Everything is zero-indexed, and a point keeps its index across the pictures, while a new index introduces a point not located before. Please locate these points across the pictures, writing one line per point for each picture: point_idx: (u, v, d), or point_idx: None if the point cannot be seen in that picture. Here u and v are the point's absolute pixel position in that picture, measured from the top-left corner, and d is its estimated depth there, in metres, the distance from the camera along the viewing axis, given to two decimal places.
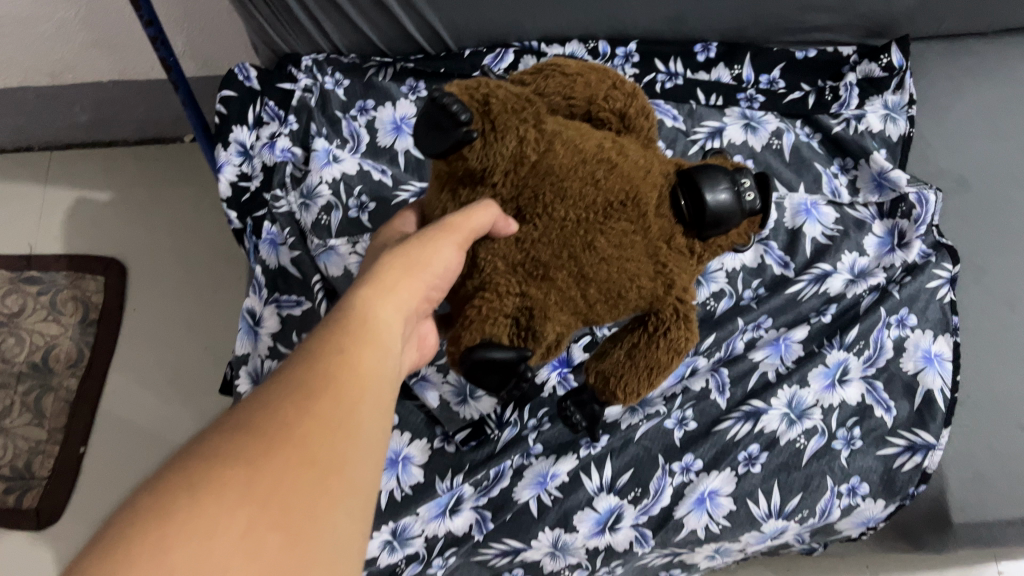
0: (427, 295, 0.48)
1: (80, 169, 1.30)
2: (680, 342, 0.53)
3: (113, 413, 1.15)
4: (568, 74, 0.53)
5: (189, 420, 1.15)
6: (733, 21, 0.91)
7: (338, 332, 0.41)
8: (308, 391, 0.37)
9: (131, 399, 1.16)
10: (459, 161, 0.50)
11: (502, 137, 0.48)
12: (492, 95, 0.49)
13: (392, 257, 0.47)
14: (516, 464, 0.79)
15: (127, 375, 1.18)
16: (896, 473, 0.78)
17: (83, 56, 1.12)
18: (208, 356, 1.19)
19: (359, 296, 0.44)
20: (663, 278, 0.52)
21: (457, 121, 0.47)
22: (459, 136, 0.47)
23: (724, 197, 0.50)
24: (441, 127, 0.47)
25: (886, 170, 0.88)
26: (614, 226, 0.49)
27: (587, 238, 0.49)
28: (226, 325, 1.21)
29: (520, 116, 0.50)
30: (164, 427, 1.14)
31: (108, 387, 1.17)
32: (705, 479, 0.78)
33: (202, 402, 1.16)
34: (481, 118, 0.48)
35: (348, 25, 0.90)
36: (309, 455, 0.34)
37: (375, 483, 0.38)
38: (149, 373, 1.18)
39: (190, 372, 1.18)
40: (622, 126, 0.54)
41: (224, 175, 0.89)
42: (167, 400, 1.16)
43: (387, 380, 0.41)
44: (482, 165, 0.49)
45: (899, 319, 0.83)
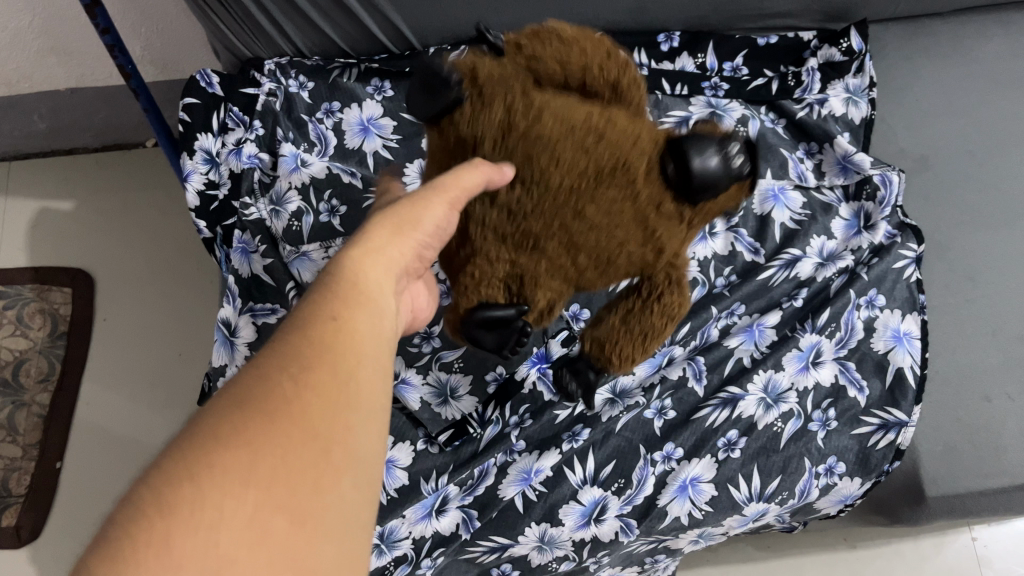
0: (418, 255, 0.48)
1: (41, 179, 1.28)
2: (674, 308, 0.54)
3: (91, 424, 1.14)
4: (564, 39, 0.51)
5: (170, 426, 1.14)
6: (695, 10, 0.91)
7: (328, 300, 0.41)
8: (303, 363, 0.37)
9: (108, 409, 1.15)
10: (452, 126, 0.49)
11: (489, 101, 0.46)
12: (480, 61, 0.47)
13: (379, 219, 0.47)
14: (499, 462, 0.80)
15: (103, 384, 1.16)
16: (871, 451, 0.80)
17: (39, 65, 1.11)
18: (185, 362, 1.18)
19: (349, 260, 0.44)
20: (652, 248, 0.50)
21: (448, 81, 0.47)
22: (448, 99, 0.47)
23: (713, 161, 0.46)
24: (432, 91, 0.47)
25: (849, 153, 0.90)
26: (604, 195, 0.46)
27: (575, 206, 0.47)
28: (200, 331, 1.20)
29: (510, 81, 0.47)
30: (143, 436, 1.13)
31: (83, 399, 1.15)
32: (687, 467, 0.79)
33: (179, 408, 1.15)
34: (470, 83, 0.47)
35: (310, 25, 0.89)
36: (309, 429, 0.35)
37: (377, 446, 0.38)
38: (125, 382, 1.17)
39: (167, 379, 1.17)
40: (614, 98, 0.51)
41: (190, 184, 0.88)
42: (145, 410, 1.15)
43: (380, 345, 0.42)
44: (473, 131, 0.47)
45: (868, 300, 0.84)
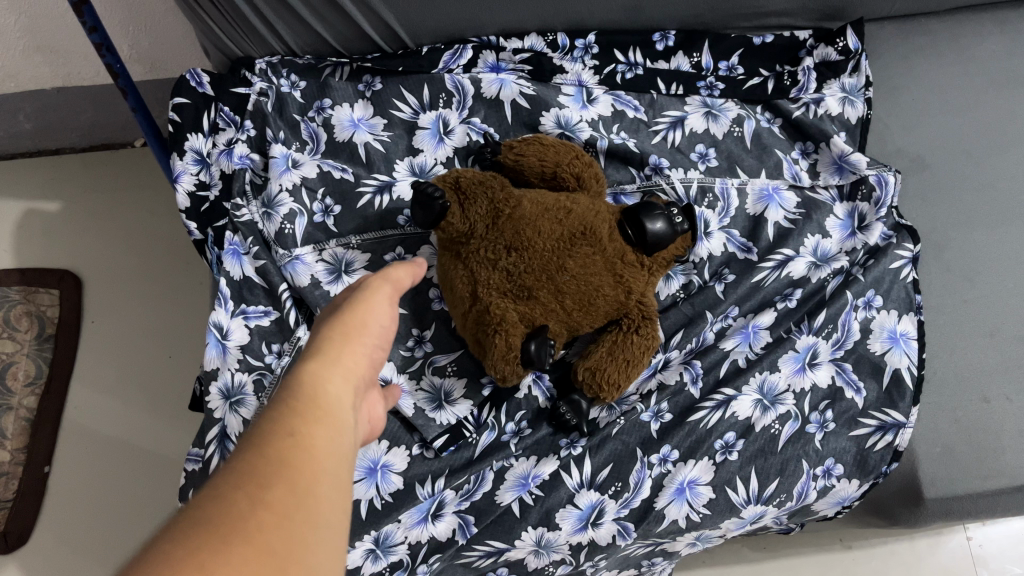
0: (371, 363, 0.47)
1: (26, 179, 1.26)
2: (648, 338, 0.78)
3: (81, 427, 1.13)
4: (544, 144, 0.83)
5: (161, 429, 1.13)
6: (690, 8, 0.91)
7: (287, 412, 0.39)
8: (258, 482, 0.35)
9: (98, 412, 1.14)
10: (450, 225, 0.74)
11: (474, 201, 0.75)
12: (460, 177, 0.76)
13: (329, 325, 0.46)
14: (497, 467, 0.79)
15: (93, 387, 1.15)
16: (869, 452, 0.80)
17: (25, 63, 1.09)
18: (175, 365, 1.17)
19: (307, 368, 0.42)
20: (622, 287, 0.77)
21: (434, 197, 0.73)
22: (439, 206, 0.73)
23: (659, 225, 0.76)
24: (424, 206, 0.73)
25: (846, 153, 0.88)
26: (577, 252, 0.74)
27: (559, 264, 0.74)
28: (190, 333, 1.19)
29: (490, 187, 0.76)
30: (134, 440, 1.12)
31: (72, 402, 1.14)
32: (683, 469, 0.79)
33: (170, 412, 1.14)
34: (454, 194, 0.75)
35: (302, 26, 0.88)
36: (263, 555, 0.32)
37: (337, 568, 0.35)
38: (115, 385, 1.15)
39: (157, 382, 1.16)
40: (579, 185, 0.82)
41: (181, 185, 0.87)
42: (135, 413, 1.14)
43: (343, 456, 0.39)
44: (467, 223, 0.75)
45: (866, 301, 0.83)
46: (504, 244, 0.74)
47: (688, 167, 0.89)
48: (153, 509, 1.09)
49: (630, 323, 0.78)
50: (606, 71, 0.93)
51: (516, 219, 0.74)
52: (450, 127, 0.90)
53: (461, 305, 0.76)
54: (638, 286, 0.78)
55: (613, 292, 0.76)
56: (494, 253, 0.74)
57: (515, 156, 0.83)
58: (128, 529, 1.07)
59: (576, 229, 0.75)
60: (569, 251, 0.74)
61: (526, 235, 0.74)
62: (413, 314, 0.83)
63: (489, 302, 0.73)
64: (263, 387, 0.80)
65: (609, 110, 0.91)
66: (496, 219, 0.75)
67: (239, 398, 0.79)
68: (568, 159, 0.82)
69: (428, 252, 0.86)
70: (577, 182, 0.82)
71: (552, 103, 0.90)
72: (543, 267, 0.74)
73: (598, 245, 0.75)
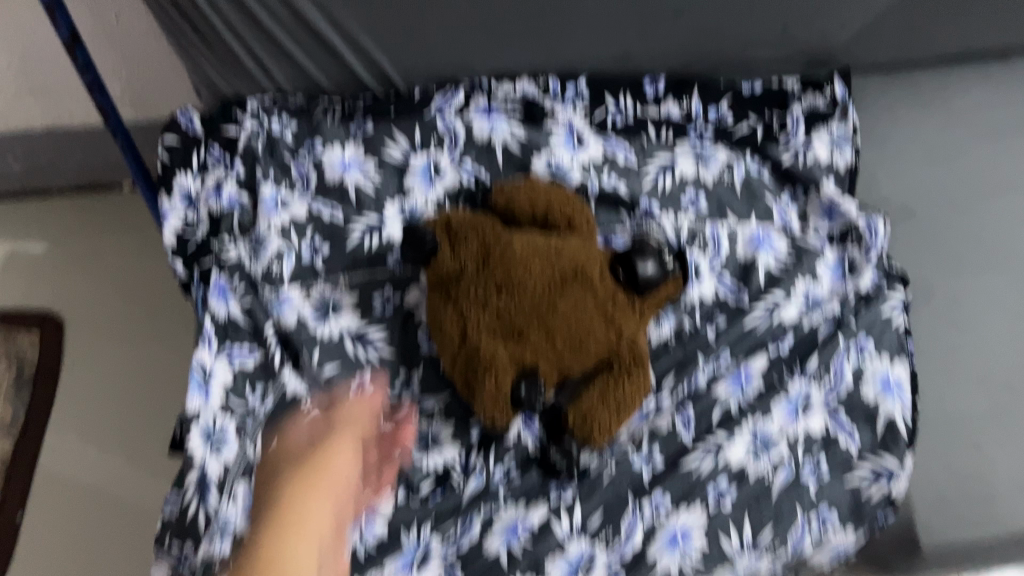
0: None
1: (15, 221, 1.26)
2: (639, 382, 0.77)
3: (55, 474, 1.09)
4: (536, 188, 0.83)
5: (135, 475, 1.09)
6: (679, 57, 0.92)
7: None
8: None
9: (73, 458, 1.10)
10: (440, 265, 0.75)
11: (465, 242, 0.75)
12: (452, 218, 0.76)
13: None
14: (484, 513, 0.77)
15: (71, 431, 1.12)
16: (865, 503, 0.79)
17: (16, 103, 1.11)
18: (153, 408, 1.14)
19: None
20: (613, 329, 0.76)
21: (423, 237, 0.73)
22: (428, 247, 0.74)
23: (650, 267, 0.75)
24: (414, 246, 0.74)
25: (834, 199, 0.89)
26: (569, 292, 0.74)
27: (550, 303, 0.74)
28: (169, 375, 1.16)
29: (482, 228, 0.76)
30: (106, 483, 1.09)
31: (47, 445, 1.11)
32: (676, 516, 0.77)
33: (145, 457, 1.11)
34: (445, 234, 0.76)
35: (296, 69, 0.89)
36: None
37: None
38: (91, 430, 1.12)
39: (133, 428, 1.12)
40: (571, 228, 0.82)
41: (168, 225, 0.86)
42: (108, 458, 1.10)
43: None
44: (458, 263, 0.75)
45: (858, 346, 0.83)
46: (495, 284, 0.74)
47: (679, 212, 0.89)
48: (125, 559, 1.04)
49: (620, 365, 0.77)
50: (597, 116, 0.94)
51: (507, 259, 0.74)
52: (441, 169, 0.91)
53: (450, 345, 0.76)
54: (630, 328, 0.77)
55: (603, 333, 0.75)
56: (484, 293, 0.74)
57: (507, 198, 0.83)
58: None
59: (567, 270, 0.75)
60: (560, 291, 0.74)
61: (516, 274, 0.73)
62: (401, 356, 0.83)
63: (479, 342, 0.74)
64: (246, 429, 0.79)
65: (600, 153, 0.91)
66: (487, 259, 0.74)
67: (221, 440, 0.77)
68: (560, 202, 0.82)
69: (416, 293, 0.85)
70: (569, 225, 0.82)
71: (543, 146, 0.90)
72: (533, 307, 0.73)
73: (589, 286, 0.75)
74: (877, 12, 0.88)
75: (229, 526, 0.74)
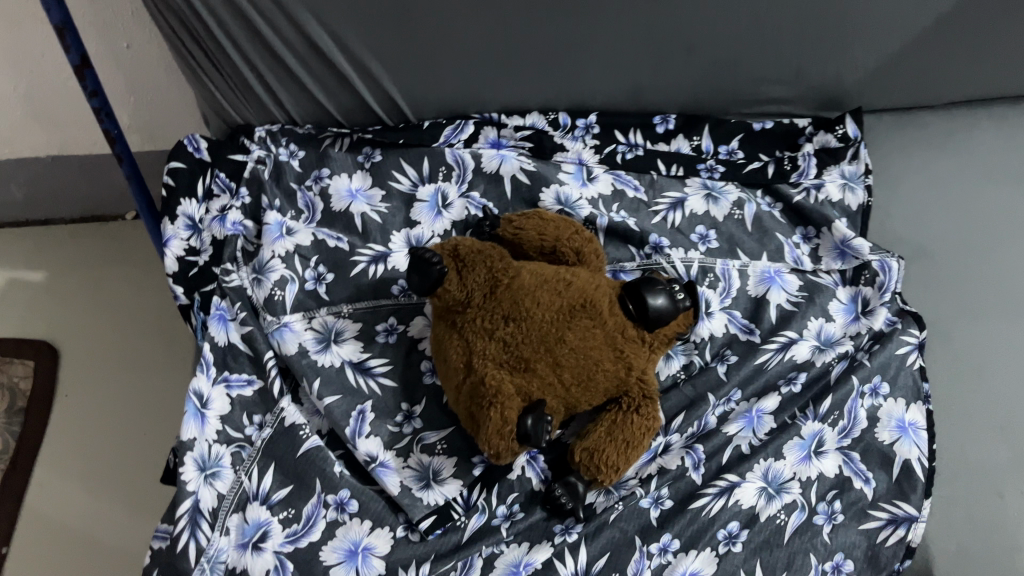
0: None
1: (15, 249, 1.25)
2: (649, 419, 0.75)
3: (40, 514, 1.05)
4: (543, 220, 0.82)
5: (125, 518, 1.06)
6: (690, 94, 0.92)
7: None
8: None
9: (58, 499, 1.06)
10: (446, 293, 0.72)
11: (473, 269, 0.73)
12: (459, 245, 0.74)
13: None
14: (485, 554, 0.74)
15: (59, 472, 1.08)
16: (880, 548, 0.75)
17: (21, 131, 1.10)
18: (148, 445, 1.11)
19: None
20: (623, 362, 0.74)
21: (431, 262, 0.70)
22: (436, 272, 0.70)
23: (662, 301, 0.73)
24: (420, 271, 0.71)
25: (848, 238, 0.87)
26: (578, 324, 0.72)
27: (558, 335, 0.72)
28: (166, 411, 1.14)
29: (489, 256, 0.74)
30: (91, 525, 1.05)
31: (35, 482, 1.07)
32: (684, 560, 0.74)
33: (137, 496, 1.07)
34: (453, 261, 0.73)
35: (305, 95, 0.88)
36: None
37: None
38: (81, 470, 1.09)
39: (126, 464, 1.09)
40: (579, 260, 0.81)
41: (170, 250, 0.85)
42: (96, 497, 1.07)
43: None
44: (464, 291, 0.72)
45: (872, 388, 0.81)
46: (501, 314, 0.72)
47: (688, 248, 0.88)
48: None
49: (630, 401, 0.75)
50: (606, 150, 0.93)
51: (515, 288, 0.73)
52: (448, 200, 0.89)
53: (455, 377, 0.73)
54: (639, 362, 0.75)
55: (612, 367, 0.73)
56: (490, 323, 0.72)
57: (515, 230, 0.82)
58: None
59: (576, 301, 0.73)
60: (568, 322, 0.72)
61: (524, 304, 0.72)
62: (403, 388, 0.80)
63: (484, 373, 0.71)
64: (242, 460, 0.76)
65: (609, 188, 0.90)
66: (494, 288, 0.73)
67: (215, 470, 0.75)
68: (568, 235, 0.81)
69: (421, 323, 0.83)
70: (577, 257, 0.81)
71: (552, 180, 0.89)
72: (541, 338, 0.72)
73: (598, 318, 0.73)
74: (891, 51, 0.88)
75: (220, 563, 0.72)
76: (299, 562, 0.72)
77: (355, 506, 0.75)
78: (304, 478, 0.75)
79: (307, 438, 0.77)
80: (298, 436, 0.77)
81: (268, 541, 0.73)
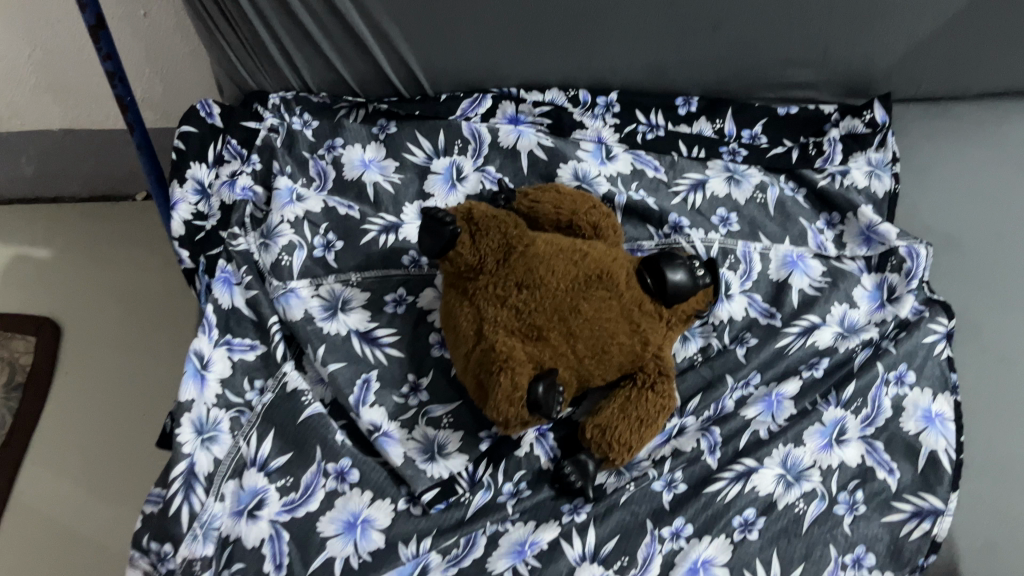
0: None
1: (21, 225, 1.23)
2: (663, 397, 0.72)
3: (25, 503, 1.01)
4: (560, 192, 0.79)
5: (109, 512, 1.00)
6: (715, 75, 0.90)
7: None
8: None
9: (44, 487, 1.02)
10: (458, 257, 0.70)
11: (486, 233, 0.70)
12: (473, 209, 0.72)
13: None
14: (489, 532, 0.71)
15: (43, 462, 1.04)
16: (904, 542, 0.71)
17: (35, 101, 1.09)
18: (137, 430, 1.07)
19: None
20: (639, 337, 0.71)
21: (444, 222, 0.69)
22: (449, 232, 0.69)
23: (681, 276, 0.70)
24: (433, 231, 0.69)
25: (874, 222, 0.85)
26: (593, 294, 0.69)
27: (573, 304, 0.69)
28: (159, 396, 1.09)
29: (503, 222, 0.71)
30: (74, 515, 1.00)
31: (25, 467, 1.03)
32: (698, 546, 0.70)
33: (124, 487, 1.02)
34: (467, 224, 0.71)
35: (322, 61, 0.86)
36: None
37: None
38: (67, 463, 1.04)
39: (118, 452, 1.05)
40: (595, 235, 0.78)
41: (177, 213, 0.83)
42: (83, 487, 1.02)
43: None
44: (477, 256, 0.70)
45: (897, 375, 0.78)
46: (515, 281, 0.69)
47: (709, 230, 0.85)
48: None
49: (644, 377, 0.72)
50: (627, 130, 0.91)
51: (530, 256, 0.70)
52: (463, 173, 0.87)
53: (465, 345, 0.70)
54: (656, 338, 0.72)
55: (627, 340, 0.70)
56: (503, 290, 0.69)
57: (531, 202, 0.79)
58: None
59: (591, 271, 0.70)
60: (584, 292, 0.69)
61: (538, 273, 0.69)
62: (410, 359, 0.78)
63: (495, 340, 0.68)
64: (240, 425, 0.73)
65: (628, 168, 0.88)
66: (508, 255, 0.70)
67: (212, 435, 0.72)
68: (585, 209, 0.78)
69: (431, 294, 0.80)
70: (594, 231, 0.78)
71: (570, 157, 0.87)
72: (555, 307, 0.68)
73: (614, 290, 0.70)
74: (921, 35, 0.86)
75: (213, 529, 0.69)
76: (295, 532, 0.69)
77: (356, 476, 0.72)
78: (305, 446, 0.73)
79: (309, 405, 0.74)
80: (301, 402, 0.74)
81: (263, 509, 0.70)
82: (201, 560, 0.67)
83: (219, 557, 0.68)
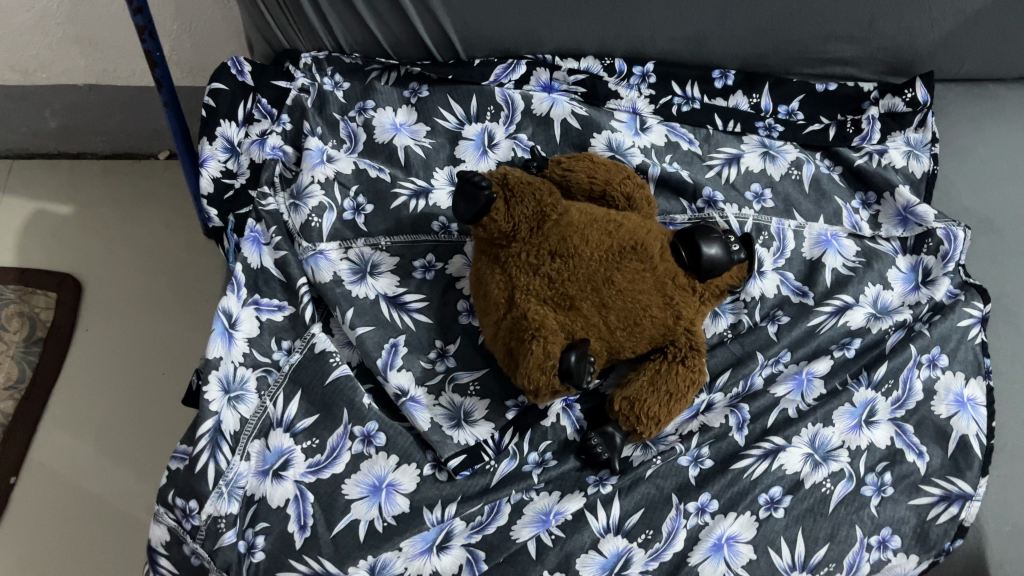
0: None
1: (43, 180, 1.22)
2: (694, 372, 0.71)
3: (44, 464, 1.01)
4: (594, 161, 0.77)
5: (127, 478, 1.00)
6: (755, 47, 0.88)
7: None
8: None
9: (63, 449, 1.02)
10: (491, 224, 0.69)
11: (521, 199, 0.68)
12: (508, 174, 0.70)
13: None
14: (514, 500, 0.71)
15: (62, 423, 1.03)
16: (931, 525, 0.71)
17: (62, 54, 1.08)
18: (157, 392, 1.07)
19: None
20: (671, 310, 0.70)
21: (481, 187, 0.67)
22: (484, 198, 0.67)
23: (716, 251, 0.68)
24: (469, 196, 0.68)
25: (912, 204, 0.83)
26: (627, 266, 0.68)
27: (607, 275, 0.68)
28: (179, 361, 1.09)
29: (538, 189, 0.70)
30: (92, 479, 1.00)
31: (45, 426, 1.03)
32: (723, 522, 0.69)
33: (142, 453, 1.02)
34: (501, 189, 0.69)
35: (355, 21, 0.84)
36: None
37: None
38: (85, 425, 1.04)
39: (136, 417, 1.05)
40: (628, 206, 0.77)
41: (207, 170, 0.83)
42: (102, 451, 1.02)
43: None
44: (511, 223, 0.68)
45: (931, 359, 0.77)
46: (549, 249, 0.68)
47: (743, 205, 0.84)
48: (124, 539, 0.96)
49: (675, 351, 0.71)
50: (662, 101, 0.89)
51: (564, 225, 0.69)
52: (494, 141, 0.86)
53: (495, 313, 0.70)
54: (688, 312, 0.70)
55: (660, 314, 0.69)
56: (536, 258, 0.68)
57: (563, 171, 0.77)
58: (91, 563, 0.94)
59: (626, 243, 0.69)
60: (617, 263, 0.68)
61: (572, 241, 0.68)
62: (438, 325, 0.77)
63: (527, 308, 0.67)
64: (267, 385, 0.73)
65: (662, 139, 0.87)
66: (542, 223, 0.69)
67: (239, 394, 0.72)
68: (619, 179, 0.77)
69: (460, 262, 0.80)
70: (627, 203, 0.77)
71: (604, 126, 0.86)
72: (588, 278, 0.67)
73: (648, 262, 0.69)
74: (970, 12, 0.84)
75: (239, 488, 0.69)
76: (320, 494, 0.69)
77: (382, 440, 0.72)
78: (331, 408, 0.72)
79: (336, 366, 0.74)
80: (329, 363, 0.74)
81: (288, 470, 0.70)
82: (227, 519, 0.68)
83: (243, 516, 0.69)
